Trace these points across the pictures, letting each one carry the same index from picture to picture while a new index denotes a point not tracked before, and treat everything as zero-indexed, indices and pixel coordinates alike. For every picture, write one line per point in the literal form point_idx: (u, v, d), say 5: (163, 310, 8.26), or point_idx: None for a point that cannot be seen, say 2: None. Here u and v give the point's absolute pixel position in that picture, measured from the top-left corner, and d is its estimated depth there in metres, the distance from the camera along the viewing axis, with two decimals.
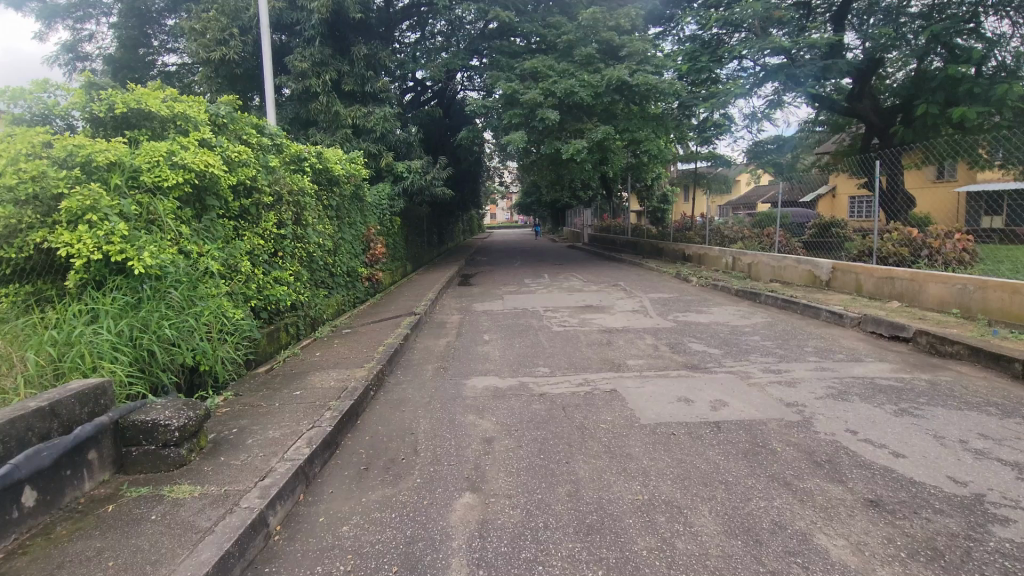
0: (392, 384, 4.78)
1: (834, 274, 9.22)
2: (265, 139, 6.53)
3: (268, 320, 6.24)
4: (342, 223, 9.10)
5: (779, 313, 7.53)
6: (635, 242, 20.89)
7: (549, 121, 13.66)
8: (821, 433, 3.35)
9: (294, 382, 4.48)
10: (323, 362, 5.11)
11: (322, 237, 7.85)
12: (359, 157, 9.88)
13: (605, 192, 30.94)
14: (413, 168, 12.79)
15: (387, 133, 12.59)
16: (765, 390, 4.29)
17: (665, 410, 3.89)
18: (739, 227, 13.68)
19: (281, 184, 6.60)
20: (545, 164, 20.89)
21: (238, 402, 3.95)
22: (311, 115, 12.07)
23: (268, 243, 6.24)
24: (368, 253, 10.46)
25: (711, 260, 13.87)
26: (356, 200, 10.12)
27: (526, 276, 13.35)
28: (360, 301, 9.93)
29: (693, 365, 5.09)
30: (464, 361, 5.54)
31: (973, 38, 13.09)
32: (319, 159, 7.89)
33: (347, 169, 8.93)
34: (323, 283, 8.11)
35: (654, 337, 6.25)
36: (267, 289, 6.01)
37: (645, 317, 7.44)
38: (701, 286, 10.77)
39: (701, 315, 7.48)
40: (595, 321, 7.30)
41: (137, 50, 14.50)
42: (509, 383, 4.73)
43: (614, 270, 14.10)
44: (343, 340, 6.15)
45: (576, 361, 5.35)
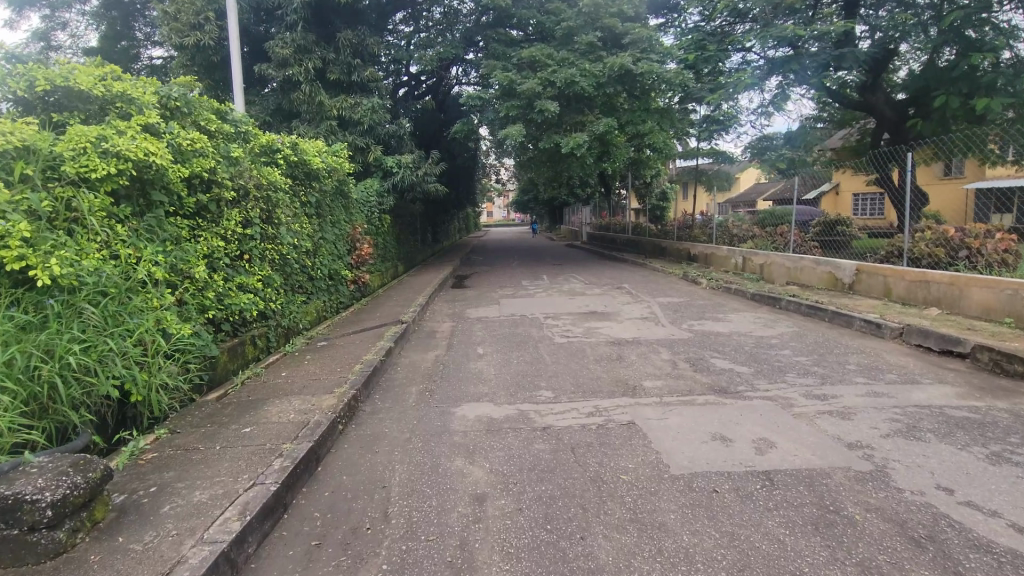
0: (366, 415, 4.01)
1: (859, 277, 8.49)
2: (228, 127, 5.77)
3: (231, 332, 5.49)
4: (323, 222, 8.33)
5: (805, 320, 6.78)
6: (636, 241, 20.14)
7: (550, 112, 12.79)
8: (907, 493, 2.61)
9: (246, 414, 3.73)
10: (288, 386, 4.36)
11: (298, 238, 7.09)
12: (344, 150, 9.11)
13: (604, 189, 30.18)
14: (404, 163, 12.02)
15: (376, 125, 11.83)
16: (815, 424, 3.55)
17: (698, 453, 3.14)
18: (748, 226, 12.95)
19: (247, 178, 5.85)
20: (544, 160, 20.14)
21: (170, 445, 3.19)
22: (293, 106, 11.32)
23: (231, 244, 5.49)
24: (353, 254, 9.69)
25: (719, 260, 13.14)
26: (339, 197, 9.34)
27: (523, 277, 12.59)
28: (345, 306, 9.17)
29: (720, 388, 4.35)
30: (452, 382, 4.78)
31: (986, 29, 12.24)
32: (295, 150, 7.13)
33: (327, 162, 8.15)
34: (301, 288, 7.36)
35: (671, 351, 5.50)
36: (227, 298, 5.26)
37: (656, 325, 6.70)
38: (713, 288, 10.03)
39: (718, 323, 6.74)
40: (601, 330, 6.54)
41: (119, 41, 13.61)
42: (505, 412, 3.97)
43: (616, 271, 13.34)
44: (315, 356, 5.40)
45: (583, 382, 4.60)
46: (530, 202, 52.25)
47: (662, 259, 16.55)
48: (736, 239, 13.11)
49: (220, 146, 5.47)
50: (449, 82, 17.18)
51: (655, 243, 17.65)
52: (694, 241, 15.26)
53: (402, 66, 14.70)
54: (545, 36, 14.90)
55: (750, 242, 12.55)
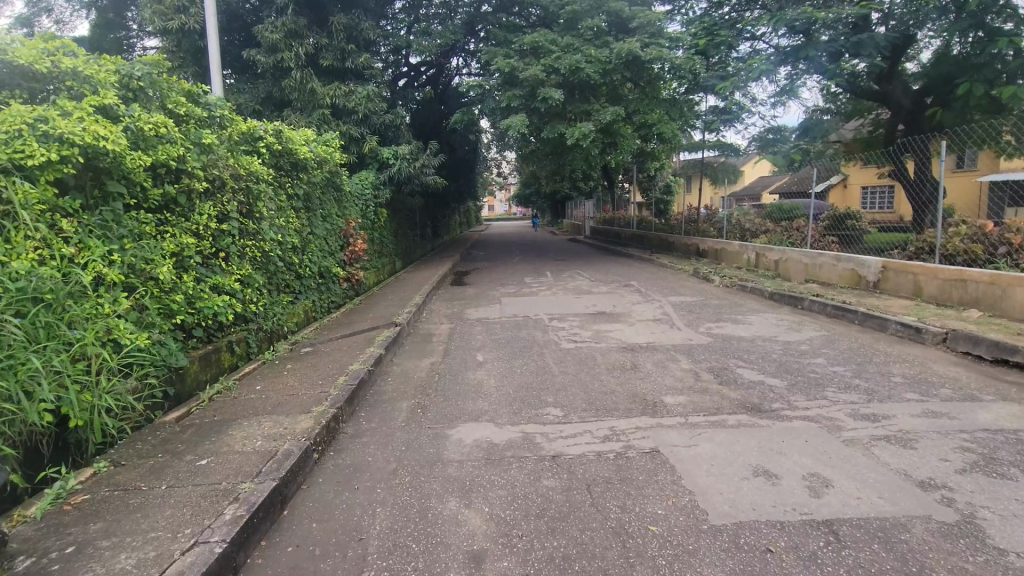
0: (347, 440, 3.48)
1: (885, 275, 7.96)
2: (202, 111, 5.24)
3: (204, 338, 4.97)
4: (312, 216, 7.80)
5: (833, 323, 6.24)
6: (641, 236, 19.55)
7: (554, 101, 12.22)
8: (1012, 557, 2.09)
9: (207, 439, 3.21)
10: (261, 403, 3.84)
11: (284, 234, 6.56)
12: (336, 140, 8.58)
13: (607, 183, 29.59)
14: (401, 154, 11.47)
15: (370, 114, 11.28)
16: (873, 453, 3.02)
17: (740, 495, 2.61)
18: (760, 220, 12.42)
19: (224, 168, 5.32)
20: (547, 152, 19.56)
21: (107, 484, 2.67)
22: (284, 94, 10.77)
23: (204, 241, 4.96)
24: (346, 250, 9.16)
25: (730, 255, 12.58)
26: (330, 190, 8.82)
27: (526, 274, 12.06)
28: (337, 305, 8.64)
29: (753, 406, 3.82)
30: (448, 397, 4.25)
31: (1006, 18, 11.74)
32: (281, 139, 6.60)
33: (317, 153, 7.61)
34: (286, 288, 6.84)
35: (691, 360, 4.97)
36: (199, 300, 4.74)
37: (671, 329, 6.16)
38: (726, 286, 9.48)
39: (739, 326, 6.21)
40: (612, 335, 6.02)
41: (110, 30, 12.95)
42: (509, 436, 3.44)
43: (623, 267, 12.82)
44: (297, 365, 4.88)
45: (596, 397, 4.07)
46: (533, 196, 51.64)
47: (669, 255, 16.00)
48: (748, 234, 12.59)
49: (191, 132, 4.93)
50: (450, 71, 16.62)
51: (662, 237, 17.09)
52: (703, 236, 14.71)
53: (400, 54, 14.18)
54: (548, 21, 14.34)
55: (763, 237, 12.00)
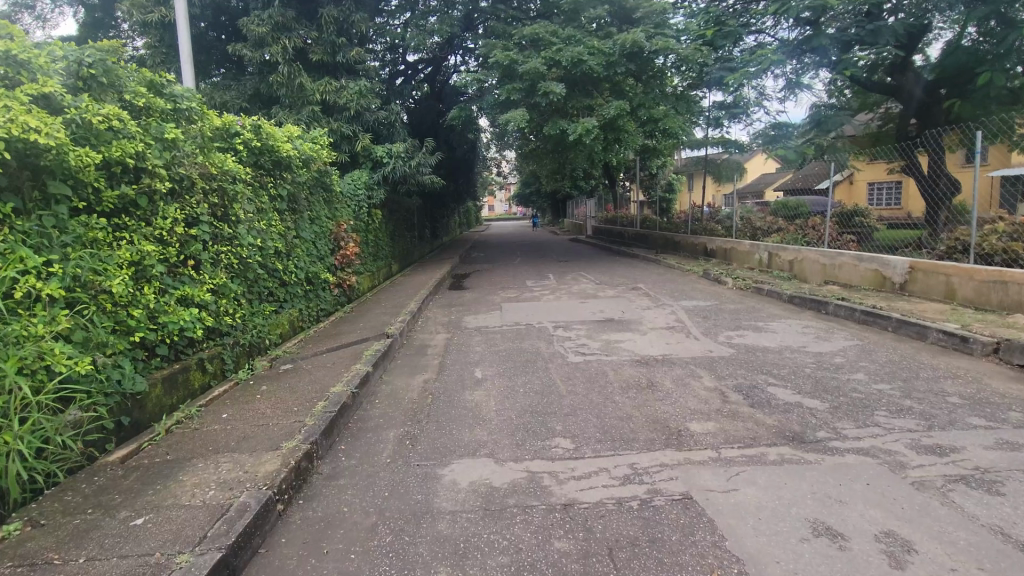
0: (320, 483, 2.96)
1: (913, 276, 7.44)
2: (167, 103, 4.72)
3: (170, 357, 4.46)
4: (298, 219, 7.28)
5: (864, 331, 5.71)
6: (645, 235, 19.02)
7: (555, 95, 11.71)
8: None
9: (150, 487, 2.69)
10: (224, 437, 3.32)
11: (266, 239, 6.04)
12: (324, 137, 8.06)
13: (608, 181, 29.12)
14: (395, 152, 10.93)
15: (363, 111, 10.75)
16: (954, 501, 2.49)
17: (802, 564, 2.09)
18: (771, 219, 11.90)
19: (193, 166, 4.80)
20: (548, 149, 19.05)
21: (11, 557, 2.14)
22: (272, 90, 10.26)
23: (169, 247, 4.45)
24: (337, 254, 8.64)
25: (740, 255, 12.05)
26: (319, 190, 8.30)
27: (528, 276, 11.53)
28: (327, 313, 8.12)
29: (794, 435, 3.29)
30: (441, 424, 3.72)
31: None
32: (261, 135, 6.07)
33: (303, 151, 7.09)
34: (269, 297, 6.32)
35: (714, 376, 4.44)
36: (162, 315, 4.23)
37: (688, 339, 5.63)
38: (740, 288, 8.95)
39: (762, 335, 5.69)
40: (623, 346, 5.50)
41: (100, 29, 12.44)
42: (512, 478, 2.91)
43: (628, 269, 12.32)
44: (273, 386, 4.36)
45: (612, 424, 3.54)
46: (534, 196, 51.17)
47: (674, 254, 15.49)
48: (759, 233, 12.07)
49: (153, 126, 4.41)
50: (447, 68, 16.15)
51: (667, 236, 16.60)
52: (710, 235, 14.20)
53: (395, 49, 13.69)
54: (548, 13, 13.83)
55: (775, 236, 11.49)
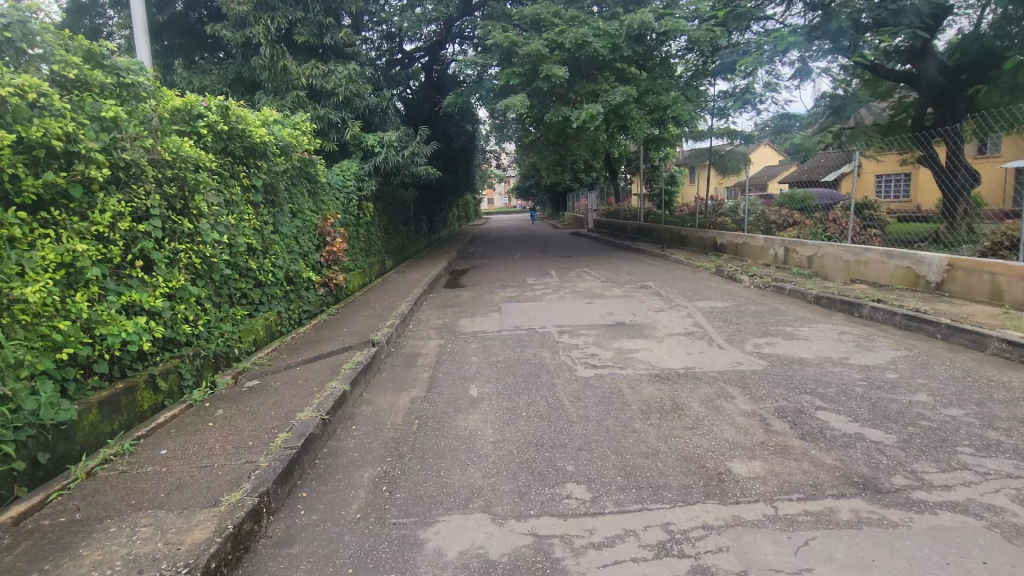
0: (268, 553, 2.31)
1: (951, 274, 6.79)
2: (111, 77, 4.01)
3: (112, 375, 3.80)
4: (276, 212, 6.60)
5: (909, 338, 5.06)
6: (649, 229, 18.33)
7: (558, 79, 11.04)
8: None
9: (38, 566, 2.05)
10: (155, 484, 2.68)
11: (236, 235, 5.37)
12: (307, 123, 7.37)
13: (609, 174, 28.44)
14: (387, 141, 10.26)
15: (352, 96, 10.07)
16: None
17: None
18: (788, 211, 11.24)
19: (143, 151, 4.12)
20: (549, 140, 18.36)
21: None
22: (254, 74, 9.56)
23: (110, 246, 3.78)
24: (323, 250, 7.98)
25: (754, 250, 11.38)
26: (301, 181, 7.64)
27: (529, 273, 10.87)
28: (311, 315, 7.45)
29: (865, 482, 2.64)
30: (427, 461, 3.07)
31: None
32: (231, 117, 5.38)
33: (281, 137, 6.41)
34: (240, 299, 5.67)
35: (750, 397, 3.79)
36: (98, 326, 3.57)
37: (712, 348, 4.99)
38: (758, 287, 8.29)
39: (794, 345, 5.05)
40: (638, 356, 4.85)
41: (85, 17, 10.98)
42: (515, 546, 2.26)
43: (635, 265, 11.67)
44: (232, 408, 3.70)
45: (636, 463, 2.90)
46: (533, 189, 50.44)
47: (681, 250, 14.83)
48: (774, 227, 11.41)
49: (90, 103, 3.72)
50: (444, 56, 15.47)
51: (672, 231, 15.94)
52: (720, 229, 13.54)
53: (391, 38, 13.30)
54: None
55: (791, 230, 10.85)
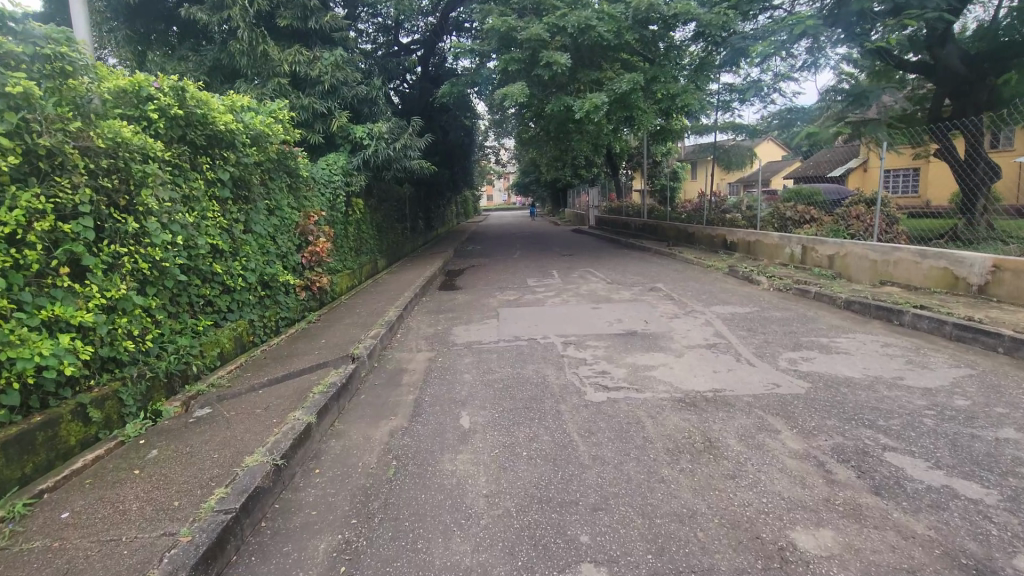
0: None
1: (997, 276, 6.16)
2: (29, 47, 3.33)
3: (27, 407, 3.14)
4: (247, 209, 5.94)
5: (966, 353, 4.43)
6: (653, 226, 17.68)
7: (559, 66, 10.37)
8: None
9: None
10: (38, 568, 2.03)
11: (195, 236, 4.70)
12: (284, 111, 6.70)
13: (610, 171, 27.76)
14: (377, 133, 9.58)
15: (339, 84, 9.41)
16: None
17: None
18: (804, 207, 10.57)
19: (66, 138, 3.46)
20: (549, 133, 17.70)
21: None
22: (233, 61, 8.90)
23: (26, 250, 3.11)
24: (304, 251, 7.31)
25: (768, 249, 10.70)
26: (278, 175, 6.98)
27: (529, 274, 10.21)
28: (289, 322, 6.79)
29: (979, 567, 1.98)
30: (402, 527, 2.40)
31: None
32: (189, 101, 4.71)
33: (252, 126, 5.73)
34: (201, 307, 5.01)
35: (798, 431, 3.14)
36: (5, 350, 2.91)
37: (741, 364, 4.34)
38: (780, 289, 7.62)
39: (835, 361, 4.38)
40: (657, 375, 4.20)
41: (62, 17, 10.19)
42: None
43: (641, 264, 11.01)
44: (170, 447, 3.04)
45: (670, 533, 2.25)
46: (533, 185, 49.71)
47: (687, 248, 14.16)
48: (790, 224, 10.75)
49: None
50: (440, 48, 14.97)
51: (678, 228, 15.27)
52: (729, 226, 12.87)
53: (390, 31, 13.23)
54: None
55: (809, 227, 10.20)
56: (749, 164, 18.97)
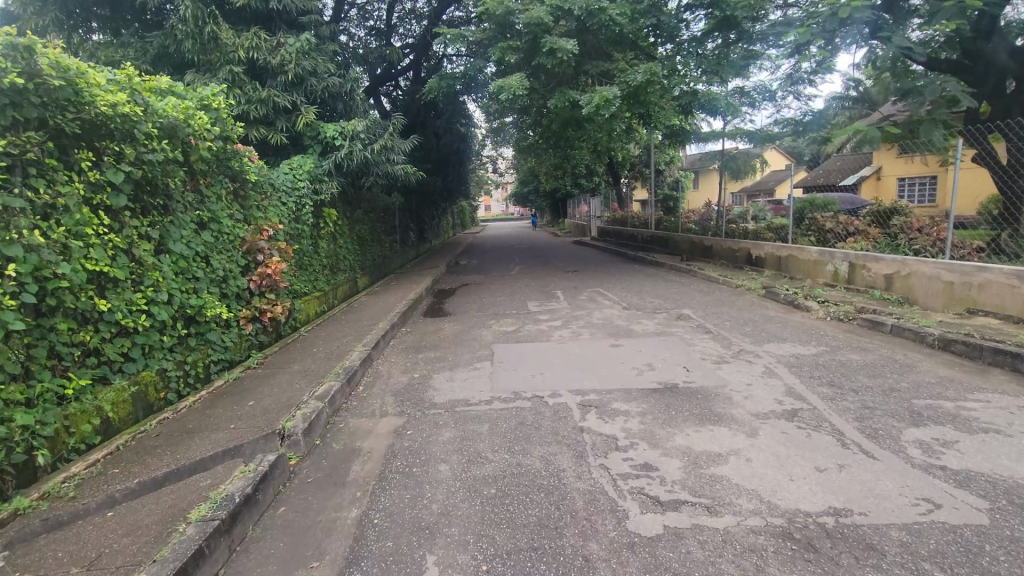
0: None
1: None
2: None
3: None
4: (160, 223, 4.56)
5: None
6: (662, 238, 16.34)
7: (564, 53, 9.04)
8: None
9: None
10: None
11: (57, 262, 3.30)
12: (219, 100, 5.34)
13: (612, 180, 26.46)
14: (350, 132, 8.20)
15: (306, 75, 8.04)
16: None
17: None
18: (846, 217, 9.16)
19: None
20: (548, 139, 16.45)
21: None
22: (180, 47, 7.53)
23: None
24: (253, 273, 5.91)
25: (805, 265, 9.27)
26: (216, 180, 5.61)
27: (531, 296, 8.77)
28: (227, 365, 5.35)
29: None
30: None
31: None
32: (45, 70, 3.31)
33: (164, 114, 4.36)
34: (74, 361, 3.57)
35: None
36: None
37: (851, 453, 2.91)
38: (842, 320, 6.14)
39: (991, 447, 2.95)
40: (731, 475, 2.76)
41: None
42: None
43: (658, 284, 9.57)
44: None
45: None
46: (530, 193, 48.70)
47: (704, 263, 12.75)
48: (830, 237, 9.35)
49: None
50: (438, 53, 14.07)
51: (692, 241, 13.90)
52: (753, 239, 11.45)
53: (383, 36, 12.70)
54: None
55: (854, 241, 8.81)
56: (758, 171, 17.72)
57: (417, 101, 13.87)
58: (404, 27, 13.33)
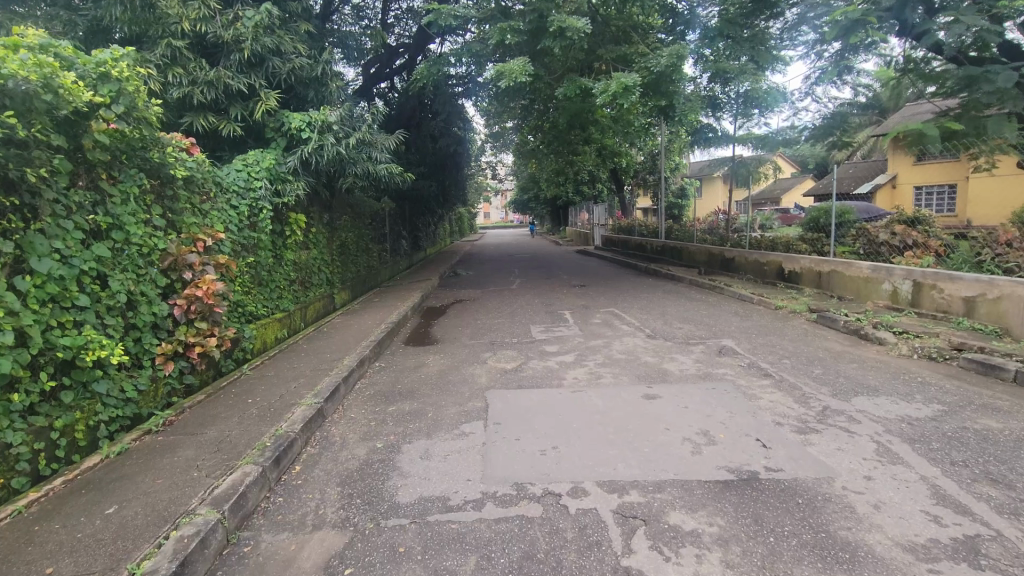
0: None
1: None
2: None
3: None
4: (15, 232, 3.22)
5: None
6: (675, 248, 15.04)
7: (574, 33, 7.77)
8: None
9: None
10: None
11: None
12: (124, 67, 4.02)
13: (614, 186, 25.22)
14: (320, 122, 6.87)
15: (267, 54, 6.72)
16: None
17: None
18: (904, 227, 7.85)
19: None
20: (550, 143, 15.23)
21: None
22: (113, 16, 6.18)
23: None
24: (178, 297, 4.56)
25: (855, 282, 7.92)
26: (127, 174, 4.28)
27: (535, 319, 7.40)
28: (129, 424, 3.97)
29: None
30: None
31: None
32: None
33: (8, 74, 3.04)
34: None
35: None
36: None
37: None
38: (935, 360, 4.78)
39: None
40: None
41: None
42: None
43: (683, 304, 8.21)
44: None
45: None
46: (529, 201, 47.64)
47: (728, 277, 11.38)
48: (883, 250, 8.05)
49: None
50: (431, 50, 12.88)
51: (712, 251, 12.56)
52: (785, 251, 10.10)
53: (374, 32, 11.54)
54: None
55: (914, 256, 7.51)
56: (769, 176, 16.43)
57: (410, 100, 12.69)
58: (400, 26, 12.21)
